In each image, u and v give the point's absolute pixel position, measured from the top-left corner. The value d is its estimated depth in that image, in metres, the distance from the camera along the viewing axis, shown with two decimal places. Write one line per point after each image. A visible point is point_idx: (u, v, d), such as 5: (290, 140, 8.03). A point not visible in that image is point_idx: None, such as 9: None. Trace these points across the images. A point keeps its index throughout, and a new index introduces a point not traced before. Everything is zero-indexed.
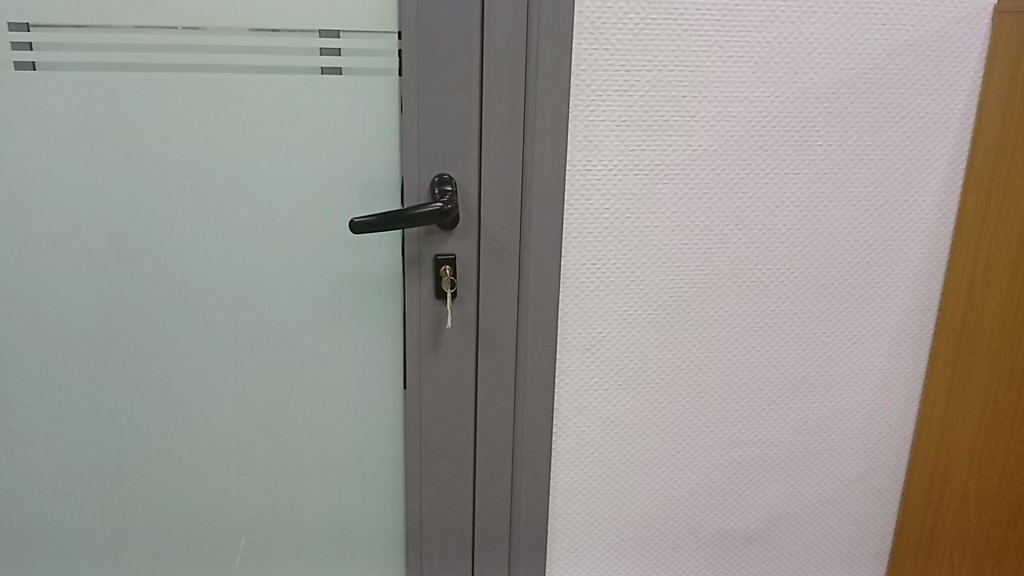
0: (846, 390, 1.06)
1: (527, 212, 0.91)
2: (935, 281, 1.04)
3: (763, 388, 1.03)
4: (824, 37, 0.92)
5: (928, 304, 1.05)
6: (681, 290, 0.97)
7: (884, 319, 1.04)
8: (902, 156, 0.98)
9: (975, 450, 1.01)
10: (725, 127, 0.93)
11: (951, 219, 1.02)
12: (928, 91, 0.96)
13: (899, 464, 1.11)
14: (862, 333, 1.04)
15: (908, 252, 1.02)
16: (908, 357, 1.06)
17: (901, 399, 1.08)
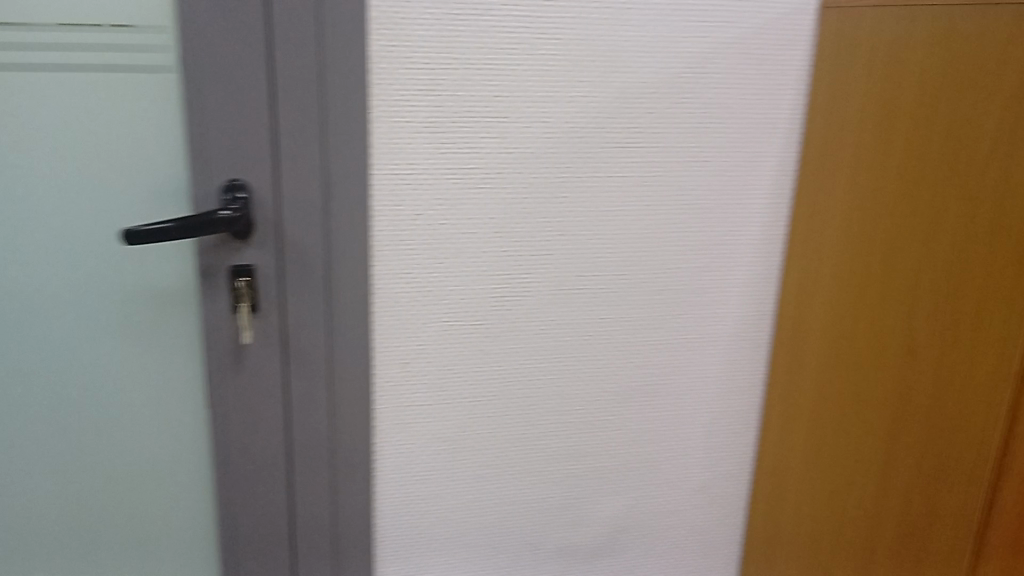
0: (684, 399, 1.03)
1: (330, 219, 0.86)
2: (769, 285, 1.02)
3: (599, 399, 1.00)
4: (642, 35, 0.88)
5: (764, 308, 1.03)
6: (505, 300, 0.94)
7: (720, 325, 1.02)
8: (729, 158, 0.96)
9: (806, 458, 0.98)
10: (542, 129, 0.89)
11: (782, 222, 1.00)
12: (753, 91, 0.94)
13: (743, 471, 1.09)
14: (698, 339, 1.01)
15: (741, 256, 1.00)
16: (747, 363, 1.04)
17: (743, 406, 1.06)
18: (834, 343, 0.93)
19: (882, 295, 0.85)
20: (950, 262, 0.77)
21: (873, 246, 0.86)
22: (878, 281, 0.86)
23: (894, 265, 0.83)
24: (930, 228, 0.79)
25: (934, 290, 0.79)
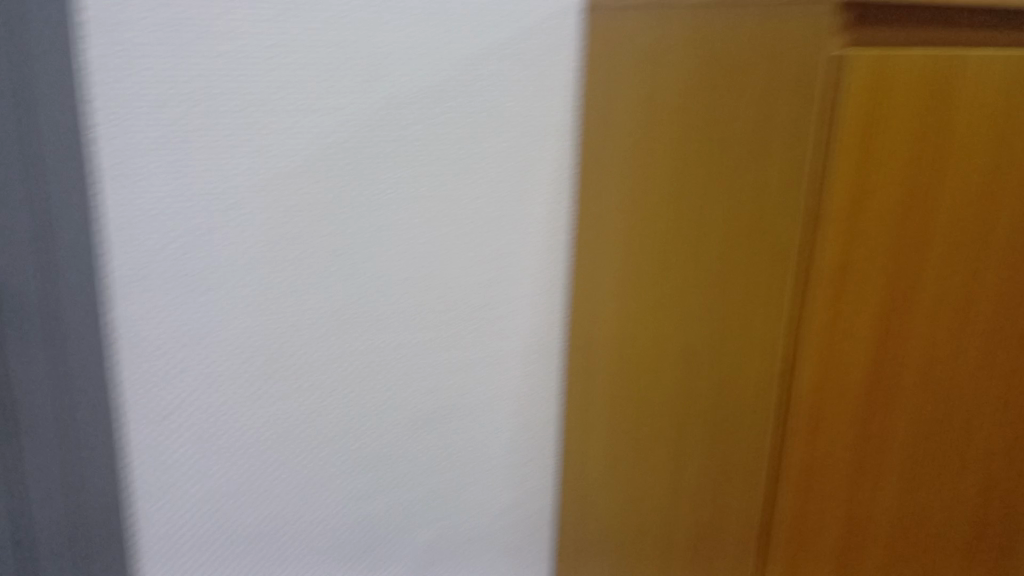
0: (481, 416, 1.02)
1: (51, 262, 0.72)
2: (557, 292, 1.03)
3: (389, 427, 0.95)
4: (403, 39, 0.83)
5: (554, 316, 1.03)
6: (276, 336, 0.85)
7: (510, 338, 1.01)
8: (506, 170, 0.93)
9: (607, 461, 0.98)
10: (304, 146, 0.81)
11: (565, 229, 1.00)
12: (524, 97, 0.92)
13: (547, 474, 1.10)
14: (489, 356, 1.01)
15: (527, 268, 0.99)
16: (541, 370, 1.05)
17: (540, 412, 1.07)
18: (621, 347, 0.93)
19: (662, 299, 0.85)
20: (715, 262, 0.77)
21: (649, 250, 0.86)
22: (658, 286, 0.85)
23: (670, 269, 0.83)
24: (698, 229, 0.79)
25: (704, 291, 0.79)
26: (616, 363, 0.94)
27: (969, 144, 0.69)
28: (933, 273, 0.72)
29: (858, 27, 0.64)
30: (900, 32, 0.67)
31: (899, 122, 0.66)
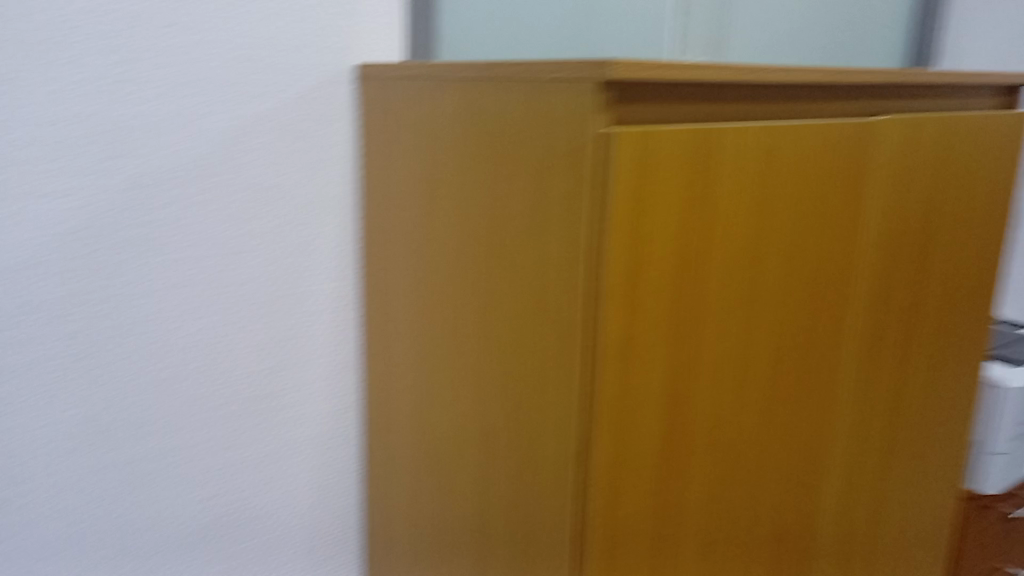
0: (273, 474, 1.02)
1: None
2: (350, 349, 1.03)
3: (191, 476, 0.96)
4: (147, 113, 0.83)
5: (347, 371, 1.04)
6: (26, 417, 0.84)
7: (301, 397, 1.01)
8: (282, 235, 0.94)
9: (406, 514, 0.99)
10: (39, 230, 0.81)
11: (354, 286, 1.01)
12: (294, 164, 0.93)
13: (350, 529, 1.10)
14: (279, 415, 1.00)
15: (315, 327, 1.00)
16: (337, 425, 1.05)
17: (339, 467, 1.07)
18: (421, 404, 0.93)
19: (458, 356, 0.85)
20: (508, 323, 0.77)
21: (443, 308, 0.86)
22: (454, 343, 0.85)
23: (465, 328, 0.83)
24: (489, 290, 0.79)
25: (498, 350, 0.79)
26: (423, 430, 0.93)
27: (731, 212, 0.74)
28: (709, 332, 0.77)
29: (621, 103, 0.65)
30: (664, 104, 0.68)
31: (669, 198, 0.68)
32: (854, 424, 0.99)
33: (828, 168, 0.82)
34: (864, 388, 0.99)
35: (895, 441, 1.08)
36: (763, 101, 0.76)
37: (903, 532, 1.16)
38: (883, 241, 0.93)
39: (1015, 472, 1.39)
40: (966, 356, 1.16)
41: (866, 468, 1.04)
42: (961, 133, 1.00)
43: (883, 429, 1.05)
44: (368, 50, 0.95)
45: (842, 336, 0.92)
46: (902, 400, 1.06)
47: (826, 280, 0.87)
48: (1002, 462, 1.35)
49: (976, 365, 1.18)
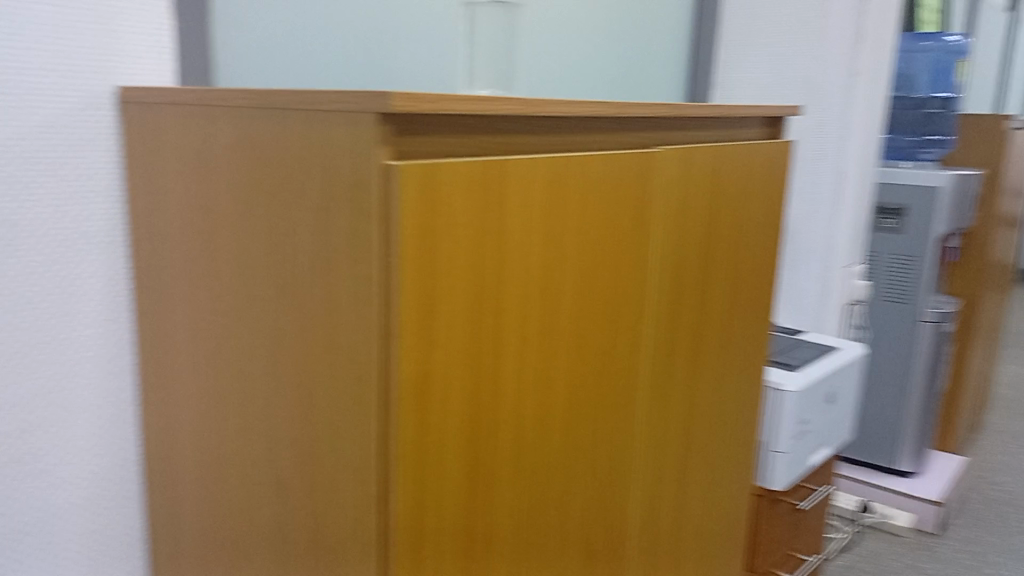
0: (41, 549, 0.89)
1: None
2: (124, 399, 0.94)
3: None
4: None
5: (122, 424, 0.94)
6: None
7: (70, 458, 0.90)
8: (39, 278, 0.84)
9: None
10: None
11: (126, 331, 0.92)
12: (50, 198, 0.83)
13: None
14: (46, 481, 0.88)
15: (83, 378, 0.90)
16: (114, 484, 0.95)
17: (119, 531, 0.96)
18: (209, 453, 0.86)
19: (248, 400, 0.79)
20: (298, 363, 0.73)
21: (229, 349, 0.80)
22: (242, 387, 0.79)
23: (253, 370, 0.77)
24: (276, 329, 0.74)
25: (289, 392, 0.74)
26: (213, 484, 0.86)
27: (521, 242, 0.75)
28: (507, 361, 0.77)
29: (405, 133, 0.64)
30: (449, 134, 0.68)
31: (457, 230, 0.68)
32: (652, 439, 1.04)
33: (613, 197, 0.85)
34: (659, 404, 1.03)
35: (691, 452, 1.14)
36: (549, 132, 0.78)
37: (702, 537, 1.22)
38: (668, 264, 0.98)
39: (798, 468, 1.52)
40: (750, 365, 1.25)
41: (665, 480, 1.09)
42: (733, 162, 1.08)
43: (680, 441, 1.11)
44: (131, 70, 0.87)
45: (636, 355, 0.95)
46: (695, 413, 1.12)
47: (619, 303, 0.90)
48: (786, 460, 1.47)
49: (758, 373, 1.28)
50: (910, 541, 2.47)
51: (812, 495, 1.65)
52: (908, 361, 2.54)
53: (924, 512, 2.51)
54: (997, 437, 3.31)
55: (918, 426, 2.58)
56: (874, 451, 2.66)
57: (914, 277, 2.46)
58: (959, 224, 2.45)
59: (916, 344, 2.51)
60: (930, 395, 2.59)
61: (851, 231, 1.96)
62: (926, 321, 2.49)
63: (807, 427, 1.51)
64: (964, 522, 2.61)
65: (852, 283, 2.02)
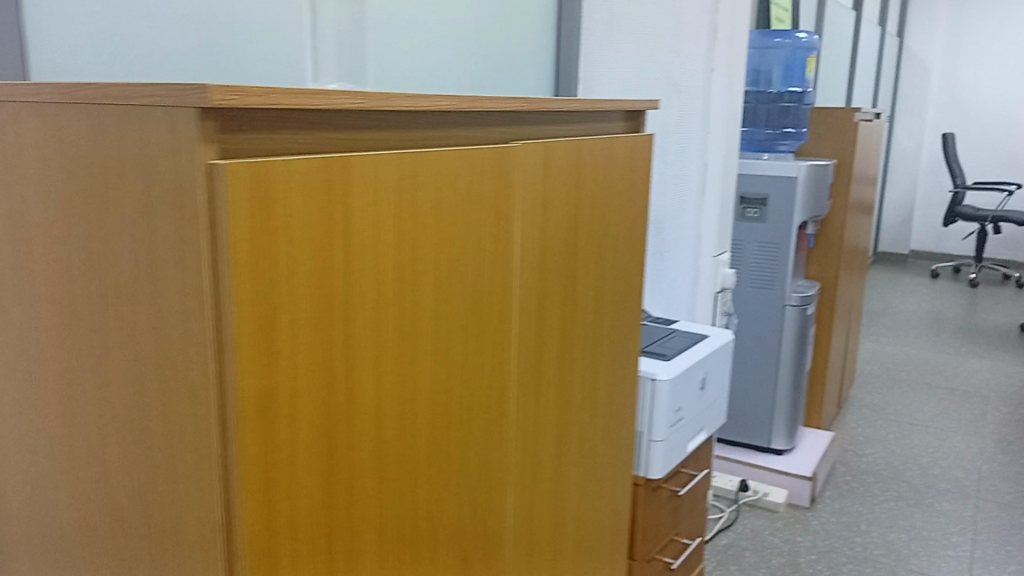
0: None
1: None
2: None
3: None
4: None
5: None
6: None
7: None
8: None
9: None
10: None
11: None
12: None
13: None
14: None
15: None
16: None
17: None
18: (47, 486, 0.77)
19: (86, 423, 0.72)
20: (135, 382, 0.67)
21: (61, 370, 0.72)
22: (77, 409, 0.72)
23: (87, 390, 0.71)
24: (109, 346, 0.68)
25: (128, 414, 0.68)
26: (48, 520, 0.78)
27: (370, 242, 0.71)
28: (364, 368, 0.73)
29: (235, 131, 0.60)
30: (285, 131, 0.64)
31: (296, 232, 0.63)
32: (525, 436, 1.02)
33: (468, 193, 0.82)
34: (531, 401, 1.02)
35: (567, 446, 1.13)
36: (395, 128, 0.75)
37: (583, 530, 1.22)
38: (534, 260, 0.97)
39: (674, 454, 1.55)
40: (623, 357, 1.26)
41: (542, 476, 1.07)
42: (594, 157, 1.08)
43: (555, 436, 1.10)
44: None
45: (503, 353, 0.93)
46: (568, 408, 1.12)
47: (482, 302, 0.88)
48: (662, 447, 1.50)
49: (631, 364, 1.29)
50: (786, 516, 2.59)
51: (689, 480, 1.70)
52: (776, 345, 2.66)
53: (796, 487, 2.65)
54: (859, 409, 3.54)
55: (787, 405, 2.71)
56: (749, 432, 2.78)
57: (777, 263, 2.58)
58: (816, 211, 2.59)
59: (782, 328, 2.63)
60: (796, 377, 2.72)
61: (716, 221, 2.02)
62: (790, 305, 2.62)
63: (681, 414, 1.54)
64: (833, 494, 2.76)
65: (720, 272, 2.09)
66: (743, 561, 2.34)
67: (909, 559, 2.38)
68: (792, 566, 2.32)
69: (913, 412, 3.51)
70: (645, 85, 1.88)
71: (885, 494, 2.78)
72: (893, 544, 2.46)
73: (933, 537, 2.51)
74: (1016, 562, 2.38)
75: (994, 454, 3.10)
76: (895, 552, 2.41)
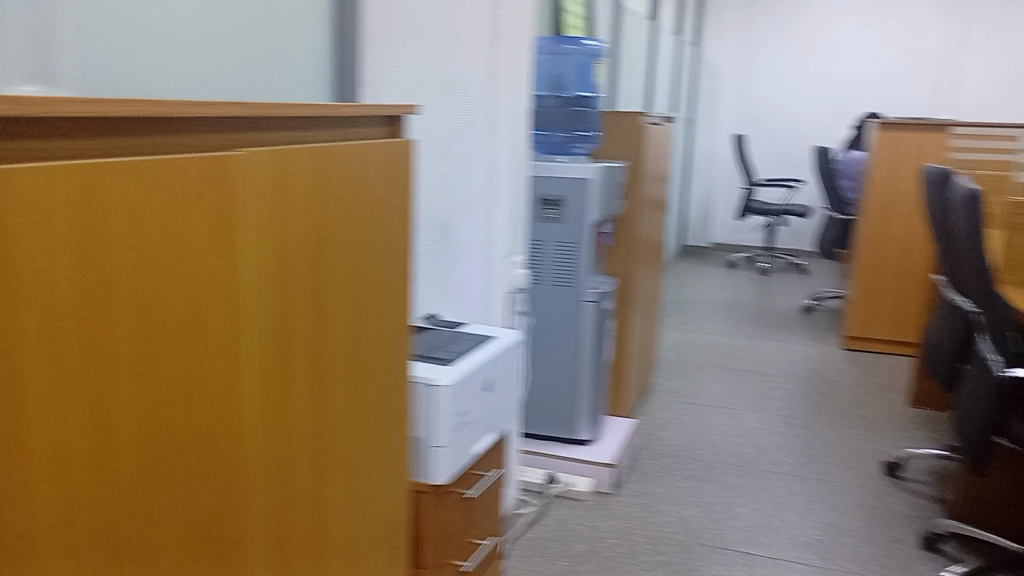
0: None
1: None
2: None
3: None
4: None
5: None
6: None
7: None
8: None
9: None
10: None
11: None
12: None
13: None
14: None
15: None
16: None
17: None
18: None
19: None
20: None
21: None
22: None
23: None
24: None
25: None
26: None
27: (42, 262, 0.64)
28: (43, 400, 0.66)
29: None
30: None
31: None
32: (272, 453, 0.97)
33: (174, 204, 0.77)
34: (280, 411, 0.98)
35: (328, 454, 1.10)
36: (72, 136, 0.69)
37: (352, 537, 1.20)
38: (274, 264, 0.93)
39: (459, 457, 1.57)
40: (388, 363, 1.25)
41: (298, 487, 1.03)
42: (341, 162, 1.05)
43: (312, 444, 1.06)
44: None
45: (239, 362, 0.89)
46: (325, 420, 1.09)
47: (202, 318, 0.82)
48: (444, 452, 1.52)
49: (398, 366, 1.28)
50: (591, 503, 2.70)
51: (482, 480, 1.74)
52: (578, 341, 2.75)
53: (599, 475, 2.77)
54: (662, 395, 3.75)
55: (589, 397, 2.82)
56: (556, 426, 2.87)
57: (575, 262, 2.67)
58: (608, 211, 2.68)
59: (581, 323, 2.73)
60: (598, 370, 2.84)
61: (506, 224, 2.05)
62: (588, 301, 2.71)
63: (464, 417, 1.57)
64: (634, 478, 2.91)
65: (512, 273, 2.12)
66: (548, 551, 2.41)
67: (700, 533, 2.55)
68: (593, 551, 2.42)
69: (708, 394, 3.78)
70: (425, 90, 1.88)
71: (681, 474, 2.96)
72: (687, 520, 2.62)
73: (721, 511, 2.70)
74: (791, 527, 2.60)
75: (776, 429, 3.39)
76: (688, 528, 2.57)
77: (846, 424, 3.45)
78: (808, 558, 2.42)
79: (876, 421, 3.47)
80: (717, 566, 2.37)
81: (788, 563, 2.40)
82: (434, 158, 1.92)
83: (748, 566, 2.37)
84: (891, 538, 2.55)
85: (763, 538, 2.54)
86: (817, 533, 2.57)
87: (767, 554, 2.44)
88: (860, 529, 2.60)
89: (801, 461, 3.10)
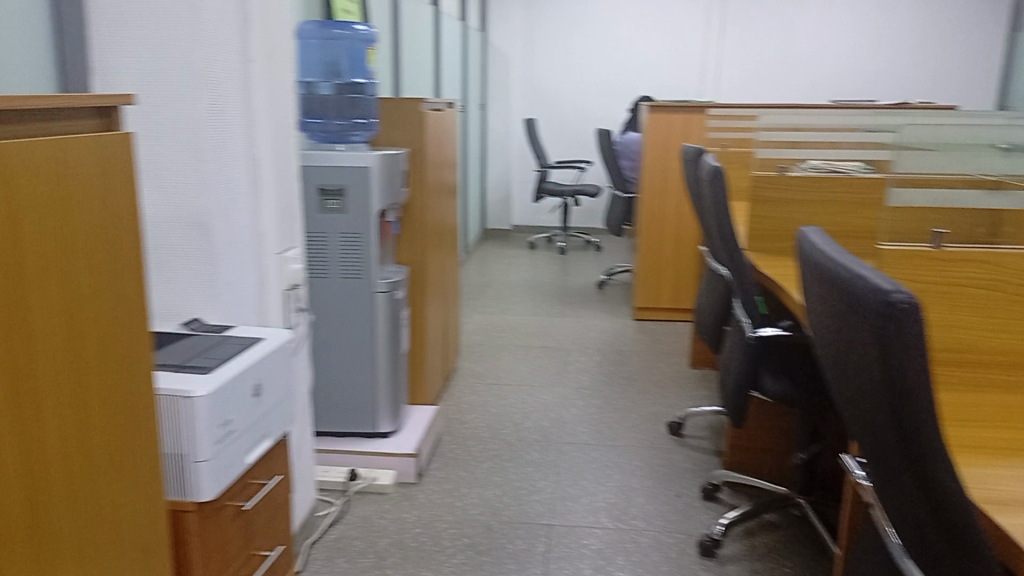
0: None
1: None
2: None
3: None
4: None
5: None
6: None
7: None
8: None
9: None
10: None
11: None
12: None
13: None
14: None
15: None
16: None
17: None
18: None
19: None
20: None
21: None
22: None
23: None
24: None
25: None
26: None
27: None
28: None
29: None
30: None
31: None
32: None
33: None
34: None
35: (39, 473, 0.99)
36: None
37: (83, 551, 1.09)
38: None
39: (227, 469, 1.50)
40: (117, 376, 1.15)
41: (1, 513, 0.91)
42: (34, 160, 0.95)
43: (15, 463, 0.94)
44: None
45: None
46: (34, 446, 0.98)
47: None
48: (209, 467, 1.44)
49: (129, 378, 1.19)
50: (394, 496, 2.67)
51: (256, 492, 1.68)
52: (370, 333, 2.69)
53: (401, 466, 2.74)
54: (465, 379, 3.78)
55: (387, 389, 2.78)
56: (356, 421, 2.80)
57: (361, 252, 2.60)
58: (391, 199, 2.64)
59: (372, 315, 2.67)
60: (394, 363, 2.79)
61: (273, 217, 1.97)
62: (379, 292, 2.66)
63: (230, 426, 1.49)
64: (438, 465, 2.91)
65: (287, 268, 2.06)
66: (350, 550, 2.35)
67: (502, 511, 2.59)
68: (398, 544, 2.38)
69: (509, 374, 3.87)
70: (161, 73, 1.62)
71: (484, 455, 3.00)
72: (490, 501, 2.66)
73: (523, 487, 2.76)
74: (588, 494, 2.72)
75: (574, 401, 3.53)
76: (491, 508, 2.61)
77: (636, 390, 3.66)
78: (603, 521, 2.53)
79: (662, 384, 3.72)
80: (519, 541, 2.42)
81: (585, 529, 2.49)
82: (178, 150, 1.65)
83: (548, 537, 2.44)
84: (676, 492, 2.73)
85: (562, 508, 2.62)
86: (611, 496, 2.70)
87: (566, 523, 2.52)
88: (649, 488, 2.77)
89: (596, 429, 3.25)
